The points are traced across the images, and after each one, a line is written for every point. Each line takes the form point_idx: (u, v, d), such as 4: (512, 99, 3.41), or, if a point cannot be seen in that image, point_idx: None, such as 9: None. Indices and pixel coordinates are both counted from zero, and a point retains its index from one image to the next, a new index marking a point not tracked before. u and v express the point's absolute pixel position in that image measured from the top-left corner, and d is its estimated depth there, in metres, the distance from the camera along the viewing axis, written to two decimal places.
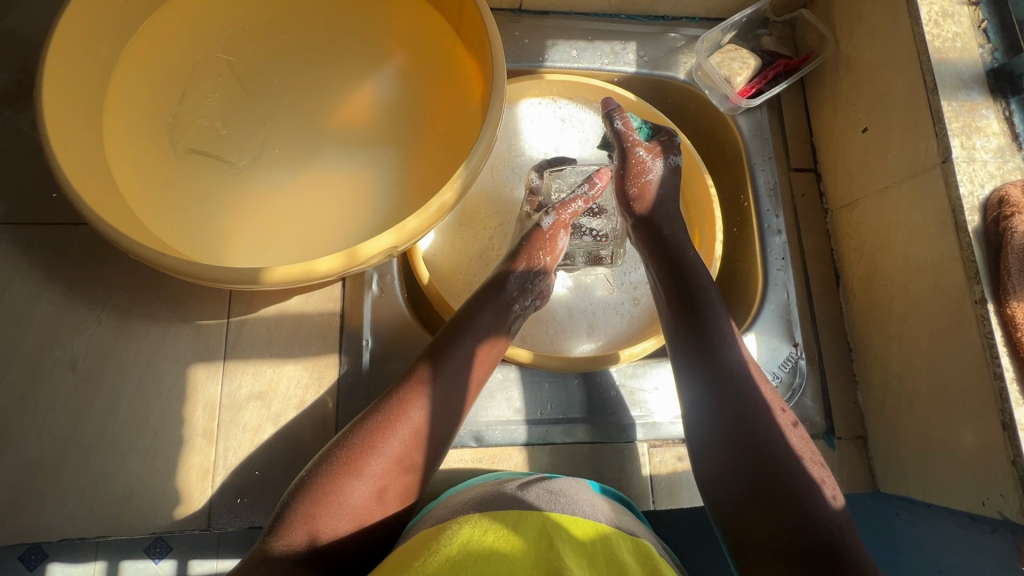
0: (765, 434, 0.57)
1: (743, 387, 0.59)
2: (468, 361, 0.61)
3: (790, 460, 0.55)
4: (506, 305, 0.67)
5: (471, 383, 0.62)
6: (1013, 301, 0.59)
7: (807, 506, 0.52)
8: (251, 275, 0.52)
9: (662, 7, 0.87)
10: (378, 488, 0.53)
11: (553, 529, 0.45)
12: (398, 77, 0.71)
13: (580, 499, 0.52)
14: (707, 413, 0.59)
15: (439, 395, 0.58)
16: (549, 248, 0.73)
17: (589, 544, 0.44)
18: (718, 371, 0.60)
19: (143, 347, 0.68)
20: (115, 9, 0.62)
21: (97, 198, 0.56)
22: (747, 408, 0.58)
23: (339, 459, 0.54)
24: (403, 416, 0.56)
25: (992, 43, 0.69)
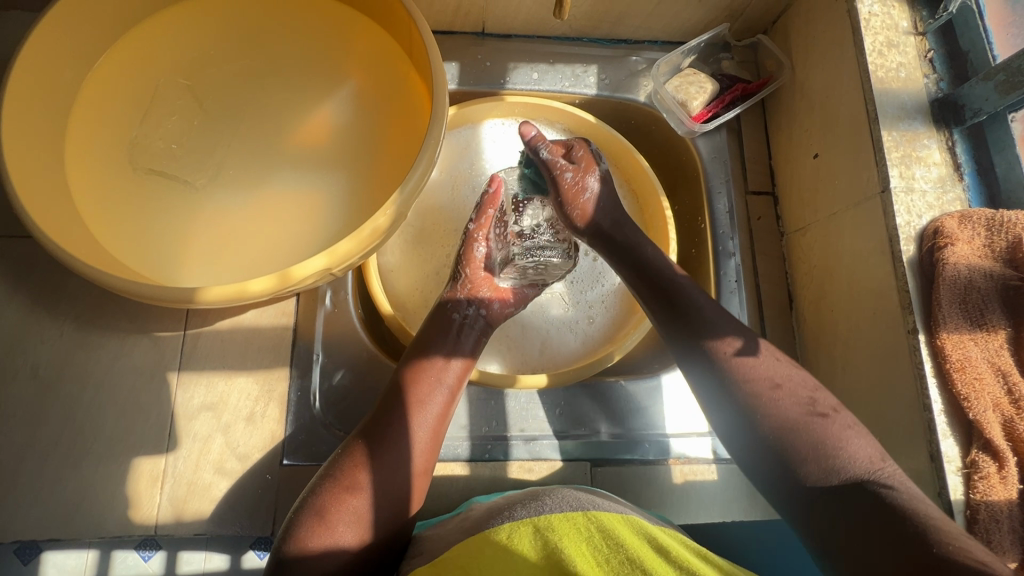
0: (797, 410, 0.57)
1: (746, 367, 0.60)
2: (417, 389, 0.65)
3: (824, 439, 0.54)
4: (455, 326, 0.71)
5: (432, 406, 0.65)
6: (943, 332, 0.59)
7: (848, 475, 0.52)
8: (187, 294, 0.54)
9: (623, 31, 0.89)
10: (360, 524, 0.57)
11: (547, 535, 0.51)
12: (353, 100, 0.73)
13: (559, 494, 0.57)
14: (730, 406, 0.60)
15: (400, 423, 0.62)
16: (470, 259, 0.76)
17: (581, 535, 0.51)
18: (719, 362, 0.61)
19: (102, 357, 0.71)
20: (79, 37, 0.65)
21: (51, 217, 0.60)
22: (768, 389, 0.58)
23: (317, 501, 0.57)
24: (362, 455, 0.60)
25: (937, 73, 0.70)
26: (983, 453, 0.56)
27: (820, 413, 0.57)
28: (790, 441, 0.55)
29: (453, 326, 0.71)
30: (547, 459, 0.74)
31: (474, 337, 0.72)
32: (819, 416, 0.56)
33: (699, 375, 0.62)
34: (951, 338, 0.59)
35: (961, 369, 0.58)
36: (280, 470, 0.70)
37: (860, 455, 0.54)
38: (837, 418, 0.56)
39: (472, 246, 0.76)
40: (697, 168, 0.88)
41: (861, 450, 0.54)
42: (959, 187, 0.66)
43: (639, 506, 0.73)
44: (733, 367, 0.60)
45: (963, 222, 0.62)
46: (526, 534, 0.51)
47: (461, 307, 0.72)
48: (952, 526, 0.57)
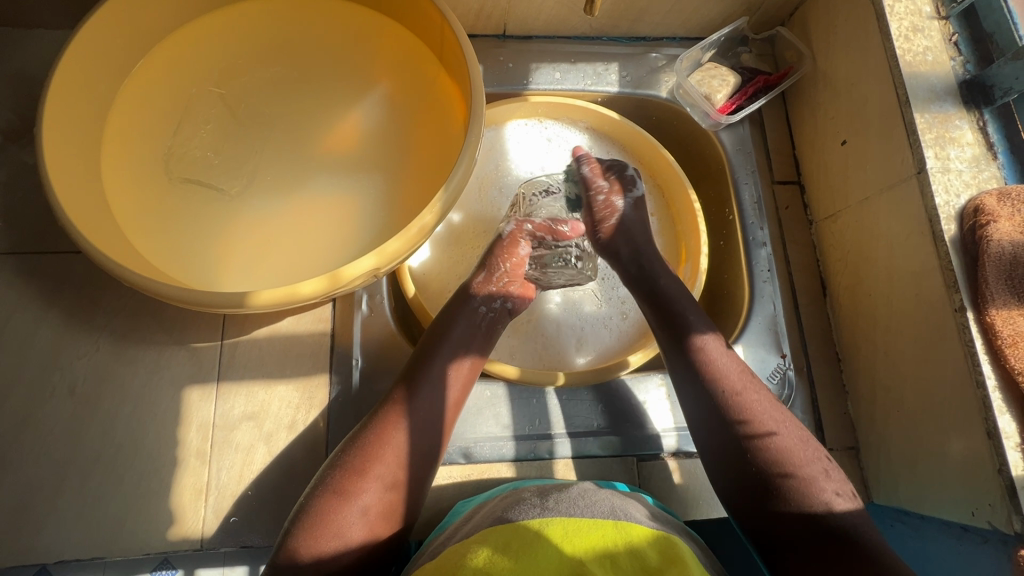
0: (768, 440, 0.60)
1: (733, 395, 0.63)
2: (438, 382, 0.65)
3: (777, 467, 0.58)
4: (471, 324, 0.70)
5: (448, 401, 0.65)
6: (992, 309, 0.59)
7: (798, 507, 0.56)
8: (238, 298, 0.54)
9: (643, 29, 0.90)
10: (371, 515, 0.57)
11: (571, 540, 0.49)
12: (384, 103, 0.74)
13: (593, 499, 0.55)
14: (708, 426, 0.63)
15: (415, 418, 0.62)
16: (509, 254, 0.76)
17: (603, 548, 0.48)
18: (708, 385, 0.64)
19: (140, 371, 0.70)
20: (114, 49, 0.65)
21: (93, 227, 0.59)
22: (747, 418, 0.61)
23: (332, 487, 0.57)
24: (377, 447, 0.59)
25: (963, 55, 0.71)
26: None
27: (788, 446, 0.59)
28: (754, 469, 0.59)
29: (478, 321, 0.70)
30: (592, 456, 0.74)
31: (490, 329, 0.72)
32: (784, 449, 0.59)
33: (689, 394, 0.65)
34: (1002, 314, 0.59)
35: (1013, 344, 0.58)
36: None
37: (817, 490, 0.56)
38: (803, 453, 0.59)
39: (513, 241, 0.77)
40: (721, 160, 0.89)
41: (821, 486, 0.57)
42: (994, 166, 0.66)
43: (687, 500, 0.73)
44: (722, 393, 0.63)
45: (1002, 199, 0.62)
46: (553, 533, 0.49)
47: (484, 300, 0.72)
48: (1014, 502, 0.56)
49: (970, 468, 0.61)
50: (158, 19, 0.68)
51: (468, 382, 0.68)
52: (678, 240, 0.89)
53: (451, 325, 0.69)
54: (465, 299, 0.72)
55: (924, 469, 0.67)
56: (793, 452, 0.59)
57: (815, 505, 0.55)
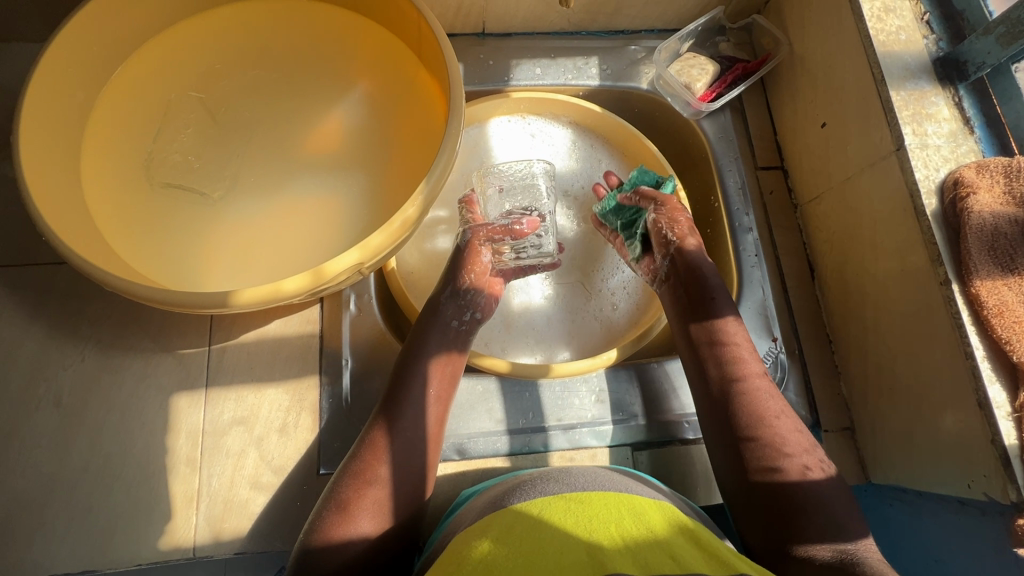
0: (759, 408, 0.61)
1: (738, 363, 0.65)
2: (419, 386, 0.64)
3: (769, 432, 0.60)
4: (445, 327, 0.69)
5: (439, 399, 0.66)
6: (976, 280, 0.60)
7: (774, 470, 0.57)
8: (220, 298, 0.53)
9: (620, 22, 0.91)
10: (379, 514, 0.57)
11: (577, 513, 0.50)
12: (364, 102, 0.74)
13: (595, 477, 0.57)
14: (709, 387, 0.65)
15: (411, 416, 0.63)
16: (472, 267, 0.73)
17: (610, 516, 0.50)
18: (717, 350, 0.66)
19: (127, 379, 0.70)
20: (91, 56, 0.65)
21: (73, 234, 0.58)
22: (747, 385, 0.63)
23: (336, 496, 0.58)
24: (381, 450, 0.60)
25: (936, 34, 0.71)
26: None
27: (778, 416, 0.61)
28: (742, 429, 0.61)
29: (451, 330, 0.70)
30: (588, 447, 0.73)
31: (467, 335, 0.71)
32: (774, 416, 0.61)
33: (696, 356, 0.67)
34: (986, 285, 0.59)
35: (1000, 314, 0.57)
36: (317, 480, 0.68)
37: (795, 458, 0.58)
38: (789, 425, 0.61)
39: (476, 249, 0.74)
40: (704, 149, 0.89)
41: (800, 456, 0.58)
42: (971, 140, 0.67)
43: (685, 488, 0.72)
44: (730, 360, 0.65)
45: (980, 171, 0.63)
46: (557, 510, 0.50)
47: (459, 311, 0.71)
48: (1009, 472, 0.56)
49: (964, 440, 0.61)
50: (135, 25, 0.68)
51: (453, 381, 0.68)
52: None
53: (428, 331, 0.69)
54: (438, 305, 0.71)
55: (919, 445, 0.66)
56: (782, 423, 0.60)
57: (787, 472, 0.57)
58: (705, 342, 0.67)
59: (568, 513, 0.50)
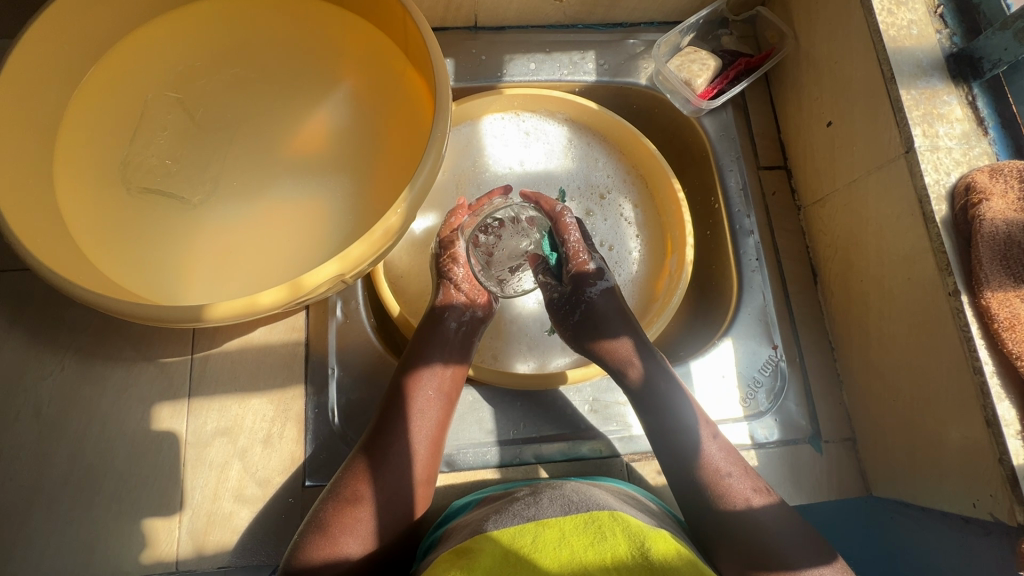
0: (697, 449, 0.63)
1: (677, 407, 0.65)
2: (413, 401, 0.63)
3: (712, 472, 0.61)
4: (442, 340, 0.68)
5: (433, 416, 0.63)
6: (987, 291, 0.57)
7: (716, 506, 0.60)
8: (193, 312, 0.51)
9: (619, 14, 0.87)
10: (365, 534, 0.56)
11: (571, 543, 0.48)
12: (349, 102, 0.71)
13: (587, 494, 0.55)
14: (653, 435, 0.66)
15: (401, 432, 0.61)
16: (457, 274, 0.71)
17: (603, 544, 0.48)
18: (650, 395, 0.66)
19: (108, 389, 0.68)
20: (62, 55, 0.62)
21: (41, 243, 0.56)
22: (687, 426, 0.64)
23: (321, 517, 0.56)
24: (365, 470, 0.59)
25: (950, 28, 0.67)
26: None
27: (710, 454, 0.62)
28: (682, 467, 0.63)
29: (450, 335, 0.68)
30: (579, 459, 0.71)
31: (467, 348, 0.69)
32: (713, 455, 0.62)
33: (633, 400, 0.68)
34: (998, 296, 0.56)
35: (1011, 327, 0.55)
36: (303, 492, 0.66)
37: (737, 495, 0.60)
38: (730, 462, 0.62)
39: (452, 254, 0.72)
40: (705, 147, 0.86)
41: (743, 492, 0.60)
42: (985, 141, 0.64)
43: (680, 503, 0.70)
44: (664, 405, 0.65)
45: (993, 175, 0.59)
46: (549, 539, 0.48)
47: (455, 315, 0.70)
48: (1016, 493, 0.54)
49: (969, 458, 0.59)
50: (108, 22, 0.65)
51: (450, 399, 0.66)
52: (663, 230, 0.86)
53: (427, 342, 0.67)
54: (438, 318, 0.69)
55: (922, 459, 0.64)
56: (722, 462, 0.62)
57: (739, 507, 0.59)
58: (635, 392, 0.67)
59: (563, 542, 0.48)
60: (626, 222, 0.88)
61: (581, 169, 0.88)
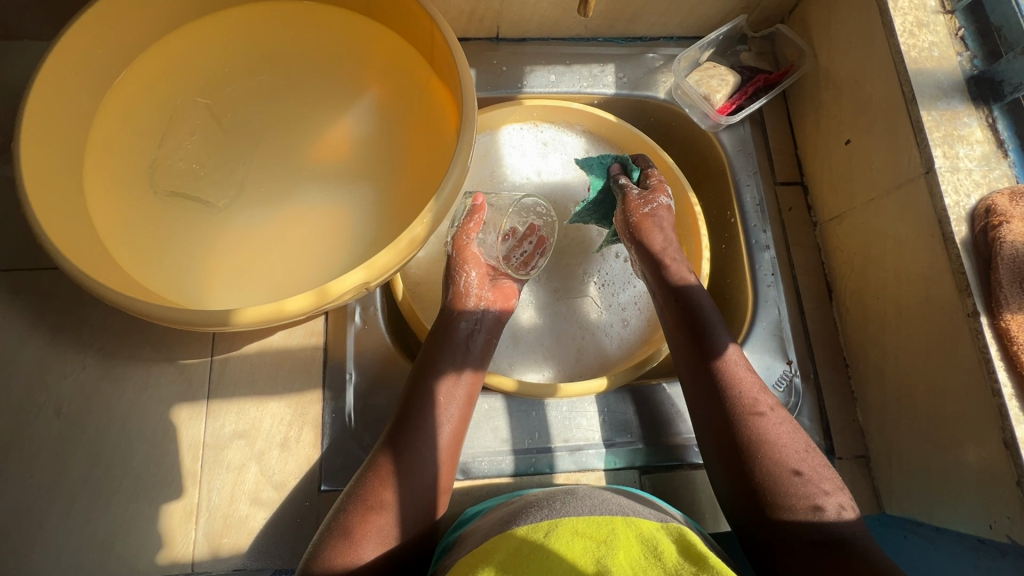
0: (771, 443, 0.58)
1: (753, 398, 0.61)
2: (432, 409, 0.63)
3: (790, 471, 0.57)
4: (457, 343, 0.68)
5: (450, 425, 0.63)
6: (1007, 313, 0.57)
7: (784, 507, 0.55)
8: (221, 316, 0.52)
9: (639, 29, 0.88)
10: (386, 541, 0.56)
11: (585, 538, 0.49)
12: (374, 110, 0.72)
13: (601, 500, 0.56)
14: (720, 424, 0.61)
15: (420, 438, 0.61)
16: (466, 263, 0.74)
17: (616, 544, 0.49)
18: (722, 386, 0.62)
19: (128, 389, 0.69)
20: (96, 60, 0.63)
21: (73, 244, 0.57)
22: (762, 418, 0.60)
23: (342, 523, 0.56)
24: (386, 477, 0.58)
25: (970, 50, 0.68)
26: None
27: (788, 452, 0.58)
28: (754, 460, 0.58)
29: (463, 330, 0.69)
30: (594, 469, 0.72)
31: (481, 350, 0.69)
32: (788, 451, 0.58)
33: (693, 388, 0.65)
34: (1018, 319, 0.57)
35: None
36: (318, 496, 0.67)
37: (807, 495, 0.55)
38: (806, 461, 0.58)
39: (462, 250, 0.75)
40: (722, 162, 0.87)
41: (816, 495, 0.55)
42: (1005, 164, 0.64)
43: (694, 512, 0.70)
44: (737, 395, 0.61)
45: (1014, 199, 0.60)
46: (565, 535, 0.49)
47: (466, 311, 0.70)
48: None
49: (986, 478, 0.59)
50: (140, 28, 0.66)
51: (467, 405, 0.66)
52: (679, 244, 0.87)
53: (443, 346, 0.67)
54: (451, 320, 0.70)
55: (937, 479, 0.64)
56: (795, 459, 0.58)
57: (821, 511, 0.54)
58: (708, 382, 0.63)
59: (576, 537, 0.49)
60: None
61: None
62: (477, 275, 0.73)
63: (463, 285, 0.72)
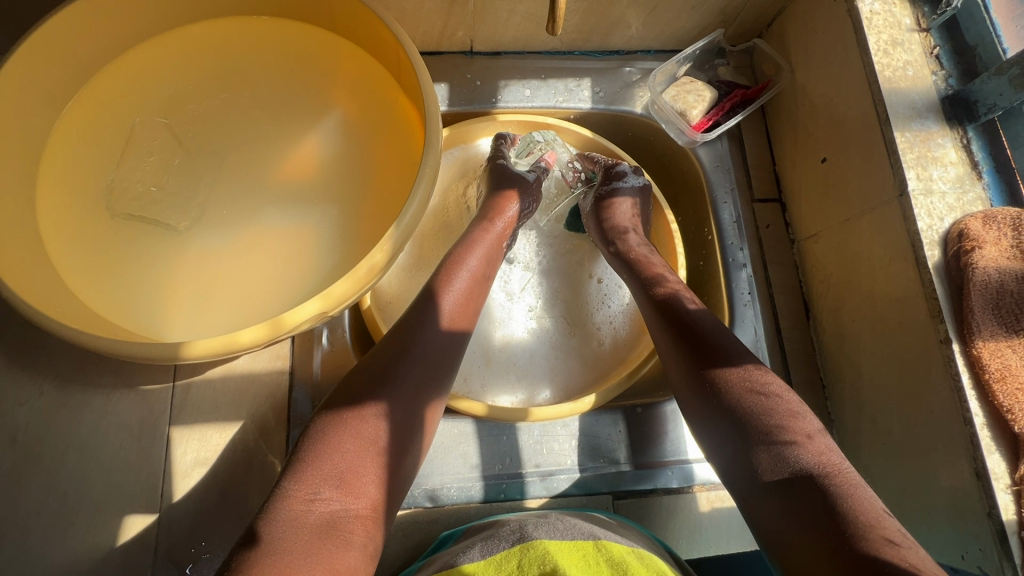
0: (807, 468, 0.47)
1: (773, 415, 0.51)
2: (395, 436, 0.53)
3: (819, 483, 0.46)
4: (431, 354, 0.58)
5: (423, 435, 0.57)
6: (979, 341, 0.56)
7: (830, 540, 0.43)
8: (171, 349, 0.50)
9: (615, 42, 0.86)
10: (357, 489, 0.49)
11: (554, 557, 0.48)
12: (340, 129, 0.70)
13: (570, 523, 0.55)
14: (727, 436, 0.53)
15: (393, 433, 0.53)
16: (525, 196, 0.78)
17: (587, 565, 0.48)
18: (734, 404, 0.53)
19: (86, 416, 0.67)
20: (48, 79, 0.61)
21: (19, 272, 0.55)
22: (786, 435, 0.49)
23: (312, 463, 0.49)
24: (365, 442, 0.51)
25: (945, 69, 0.67)
26: None
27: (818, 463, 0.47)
28: (772, 472, 0.48)
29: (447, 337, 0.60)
30: (567, 494, 0.70)
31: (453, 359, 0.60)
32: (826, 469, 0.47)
33: (701, 416, 0.56)
34: (989, 347, 0.56)
35: (1002, 379, 0.54)
36: None
37: (865, 521, 0.43)
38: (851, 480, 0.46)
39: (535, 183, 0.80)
40: (699, 178, 0.85)
41: (872, 525, 0.43)
42: (979, 186, 0.63)
43: (667, 535, 0.70)
44: (750, 412, 0.52)
45: (987, 222, 0.59)
46: (535, 558, 0.49)
47: (444, 313, 0.61)
48: (1006, 548, 0.53)
49: (957, 507, 0.58)
50: (97, 45, 0.64)
51: (424, 430, 0.57)
52: None
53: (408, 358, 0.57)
54: (423, 329, 0.59)
55: (910, 505, 0.63)
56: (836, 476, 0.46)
57: (871, 539, 0.42)
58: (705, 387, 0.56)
59: (548, 557, 0.48)
60: None
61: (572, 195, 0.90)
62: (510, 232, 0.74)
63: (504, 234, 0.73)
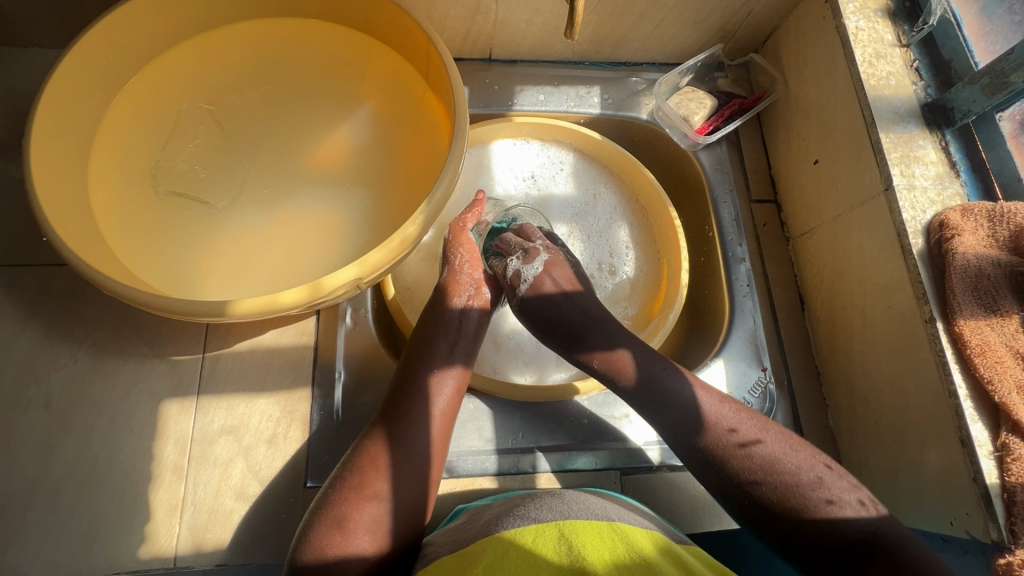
0: (756, 465, 0.58)
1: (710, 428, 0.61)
2: (424, 399, 0.63)
3: (773, 473, 0.57)
4: (454, 332, 0.69)
5: (435, 418, 0.63)
6: (960, 319, 0.61)
7: (789, 512, 0.56)
8: (217, 307, 0.54)
9: (623, 54, 0.93)
10: (376, 533, 0.55)
11: (570, 540, 0.49)
12: (371, 121, 0.76)
13: (586, 503, 0.56)
14: (690, 445, 0.62)
15: (399, 441, 0.60)
16: (466, 249, 0.74)
17: (604, 545, 0.49)
18: (684, 420, 0.62)
19: (119, 384, 0.70)
20: (107, 65, 0.66)
21: (75, 237, 0.59)
22: (723, 446, 0.60)
23: (332, 511, 0.56)
24: (376, 466, 0.58)
25: (924, 80, 0.74)
26: (1012, 436, 0.56)
27: (773, 458, 0.58)
28: (733, 472, 0.59)
29: (452, 313, 0.70)
30: (576, 470, 0.73)
31: (472, 339, 0.70)
32: (766, 464, 0.58)
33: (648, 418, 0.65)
34: (970, 325, 0.60)
35: (982, 353, 0.59)
36: (303, 492, 0.68)
37: (817, 495, 0.55)
38: (797, 458, 0.58)
39: (462, 232, 0.75)
40: (701, 179, 0.91)
41: (814, 493, 0.55)
42: (957, 183, 0.69)
43: (674, 514, 0.72)
44: (708, 428, 0.61)
45: (965, 214, 0.64)
46: (552, 537, 0.49)
47: (459, 297, 0.71)
48: (990, 511, 0.57)
49: (947, 478, 0.61)
50: (151, 37, 0.70)
51: (451, 403, 0.65)
52: (659, 257, 0.90)
53: (435, 334, 0.68)
54: (441, 310, 0.70)
55: (903, 479, 0.67)
56: (774, 461, 0.58)
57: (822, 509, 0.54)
58: (657, 410, 0.64)
59: (562, 540, 0.49)
60: (625, 244, 0.91)
61: (583, 197, 0.93)
62: (472, 261, 0.74)
63: (459, 269, 0.73)
